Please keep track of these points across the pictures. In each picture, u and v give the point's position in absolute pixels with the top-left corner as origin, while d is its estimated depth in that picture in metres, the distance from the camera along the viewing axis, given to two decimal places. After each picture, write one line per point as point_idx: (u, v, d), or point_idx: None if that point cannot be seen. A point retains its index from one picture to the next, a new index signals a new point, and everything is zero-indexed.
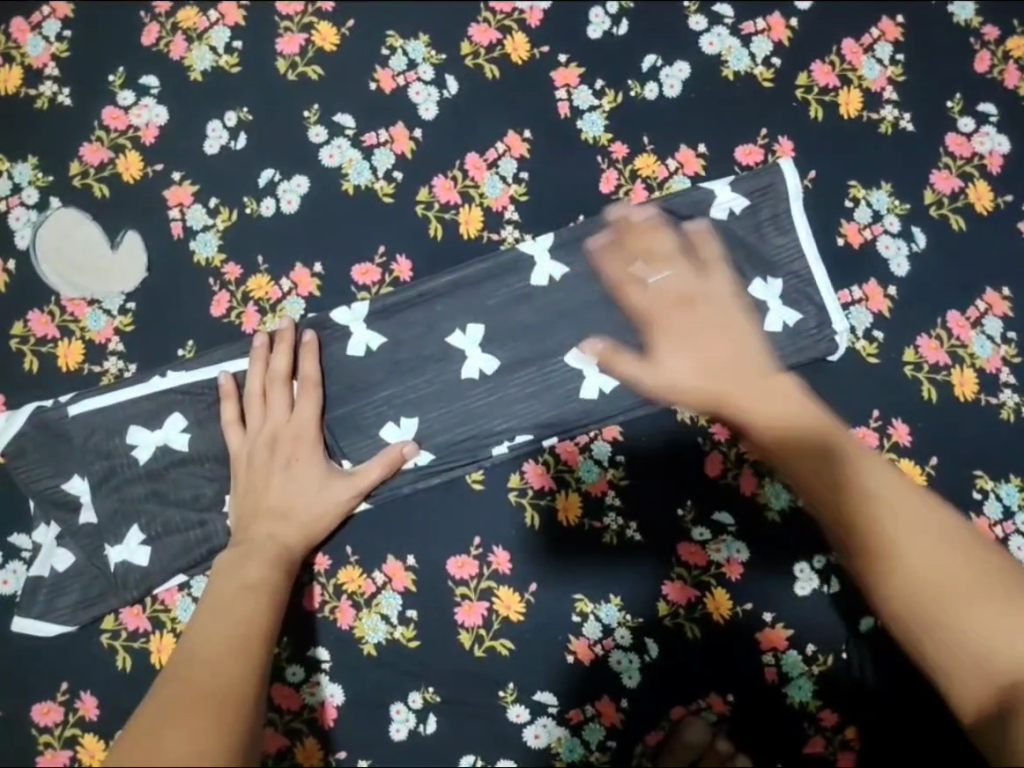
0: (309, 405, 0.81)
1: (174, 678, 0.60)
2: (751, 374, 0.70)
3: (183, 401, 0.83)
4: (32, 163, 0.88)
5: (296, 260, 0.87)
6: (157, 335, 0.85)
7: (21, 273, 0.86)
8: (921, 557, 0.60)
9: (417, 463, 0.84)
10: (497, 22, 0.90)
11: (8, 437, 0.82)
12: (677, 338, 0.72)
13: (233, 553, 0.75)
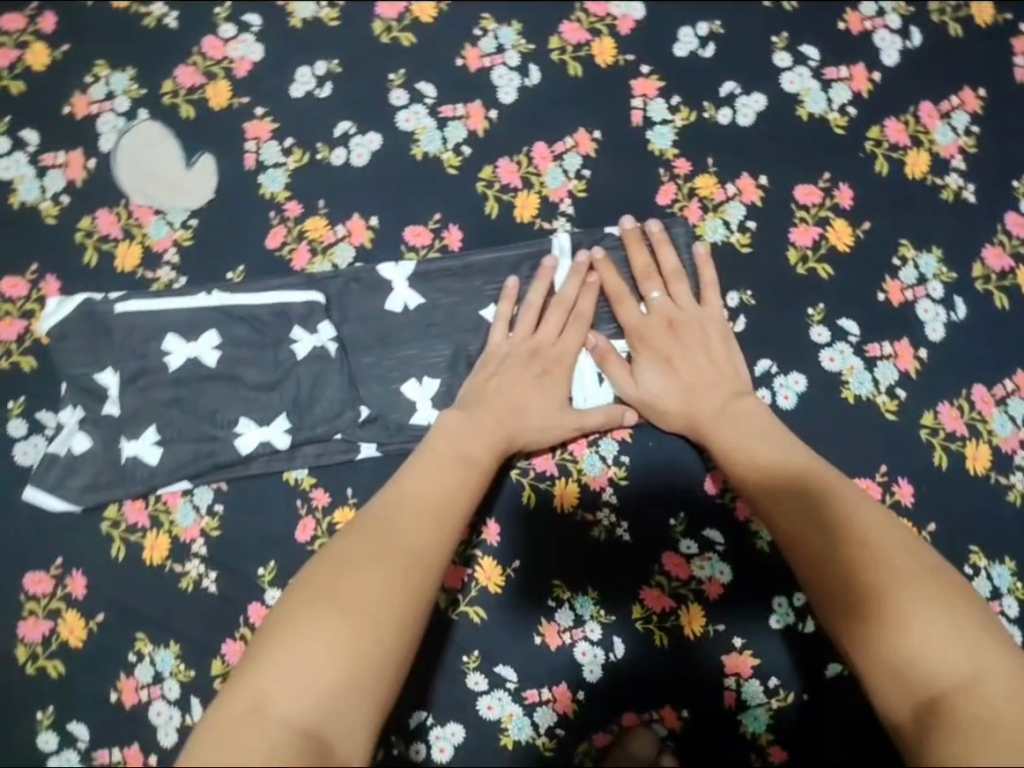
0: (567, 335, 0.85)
1: (284, 637, 0.58)
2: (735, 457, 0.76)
3: (220, 320, 0.86)
4: (129, 74, 0.92)
5: (354, 211, 0.91)
6: (211, 256, 0.90)
7: (99, 172, 0.91)
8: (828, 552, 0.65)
9: (430, 423, 0.86)
10: (589, 24, 0.93)
11: (54, 321, 0.87)
12: (659, 361, 0.84)
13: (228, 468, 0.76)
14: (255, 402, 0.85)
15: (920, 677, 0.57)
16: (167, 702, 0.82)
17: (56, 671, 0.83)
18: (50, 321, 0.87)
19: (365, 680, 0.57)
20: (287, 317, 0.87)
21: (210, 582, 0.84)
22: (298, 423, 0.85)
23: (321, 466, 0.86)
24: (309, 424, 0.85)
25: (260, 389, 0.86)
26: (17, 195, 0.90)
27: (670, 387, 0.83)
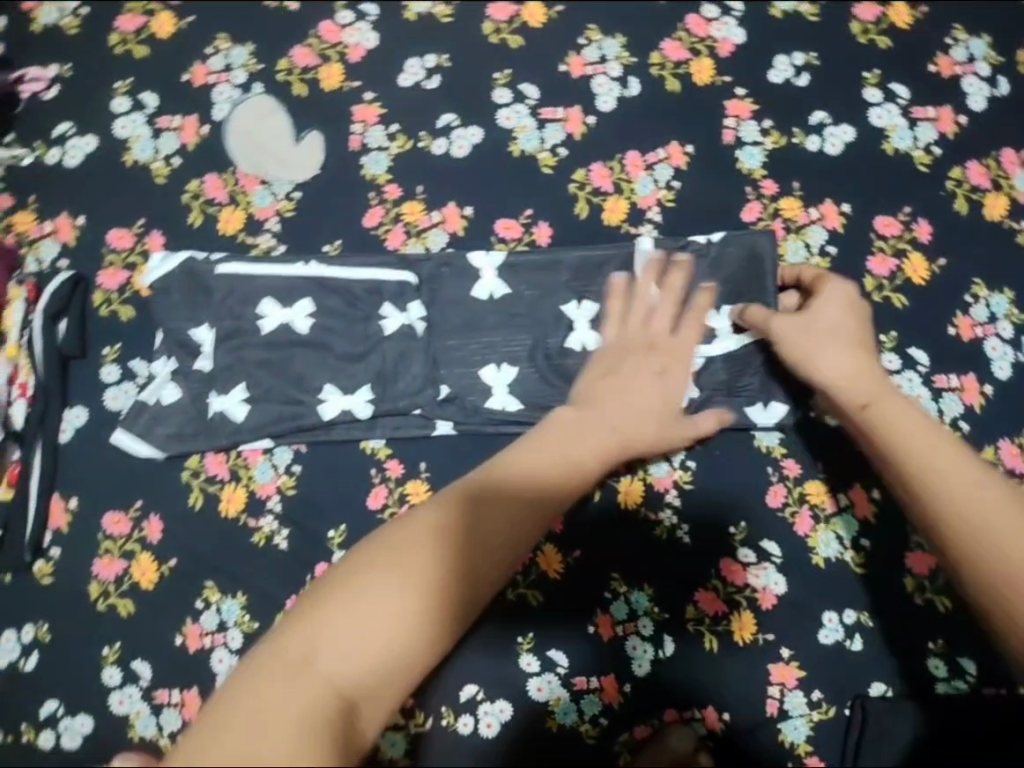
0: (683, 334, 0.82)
1: (335, 600, 0.56)
2: (905, 415, 0.72)
3: (314, 290, 0.90)
4: (249, 49, 0.96)
5: (449, 199, 0.94)
6: (309, 229, 0.93)
7: (211, 139, 0.95)
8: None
9: (504, 407, 0.89)
10: (690, 44, 0.97)
11: (156, 276, 0.90)
12: (829, 343, 0.77)
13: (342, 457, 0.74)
14: (341, 372, 0.89)
15: None
16: (228, 651, 0.85)
17: (127, 609, 0.86)
18: (152, 276, 0.90)
19: (389, 669, 0.54)
20: (378, 292, 0.90)
21: (281, 539, 0.87)
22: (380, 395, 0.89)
23: (399, 438, 0.89)
24: (391, 397, 0.89)
25: (346, 358, 0.89)
26: (131, 153, 0.94)
27: (841, 354, 0.76)
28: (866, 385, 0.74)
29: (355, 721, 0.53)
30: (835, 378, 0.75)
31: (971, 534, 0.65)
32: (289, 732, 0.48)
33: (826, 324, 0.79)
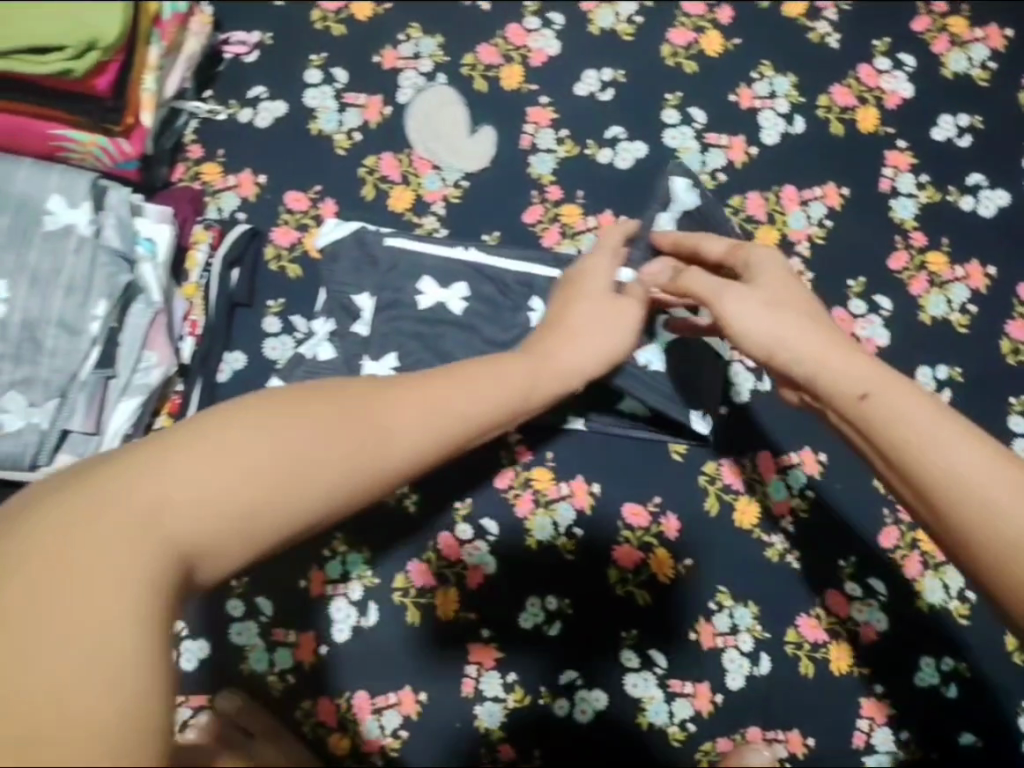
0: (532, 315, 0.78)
1: (80, 490, 0.44)
2: (917, 406, 0.56)
3: (471, 274, 0.94)
4: (437, 41, 1.01)
5: (607, 207, 0.98)
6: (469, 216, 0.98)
7: (391, 121, 1.00)
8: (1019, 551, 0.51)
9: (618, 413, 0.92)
10: (859, 92, 0.99)
11: (328, 240, 0.95)
12: (756, 299, 0.64)
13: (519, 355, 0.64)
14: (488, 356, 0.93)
15: None
16: (348, 601, 0.91)
17: None
18: (324, 239, 0.95)
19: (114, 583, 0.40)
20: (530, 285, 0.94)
21: (410, 502, 0.93)
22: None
23: (532, 424, 0.93)
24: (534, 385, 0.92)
25: (495, 342, 0.93)
26: (316, 123, 0.99)
27: (813, 331, 0.61)
28: (864, 371, 0.58)
29: (192, 578, 0.45)
30: (817, 362, 0.60)
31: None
32: (117, 659, 0.38)
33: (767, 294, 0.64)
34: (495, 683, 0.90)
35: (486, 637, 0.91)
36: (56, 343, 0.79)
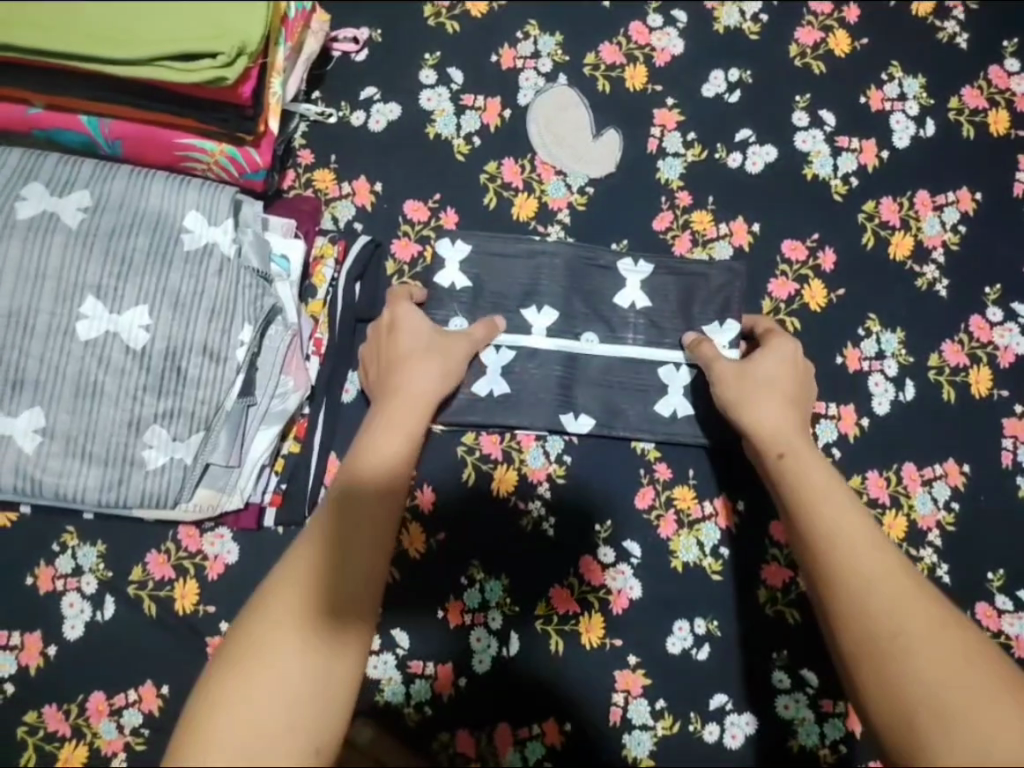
0: (482, 328, 0.86)
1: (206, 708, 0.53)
2: (818, 473, 0.69)
3: (601, 291, 0.91)
4: (557, 39, 0.97)
5: (740, 213, 0.94)
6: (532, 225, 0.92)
7: (512, 124, 0.95)
8: (847, 548, 0.62)
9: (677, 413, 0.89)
10: (989, 93, 0.97)
11: (448, 280, 0.89)
12: (782, 396, 0.77)
13: (766, 404, 0.76)
14: (581, 391, 0.89)
15: (911, 699, 0.54)
16: (487, 630, 0.86)
17: (393, 575, 0.87)
18: (445, 279, 0.89)
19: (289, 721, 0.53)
20: (666, 307, 0.91)
21: (549, 527, 0.88)
22: (591, 414, 0.89)
23: (663, 443, 0.89)
24: (620, 421, 0.89)
25: (569, 374, 0.90)
26: (434, 127, 0.95)
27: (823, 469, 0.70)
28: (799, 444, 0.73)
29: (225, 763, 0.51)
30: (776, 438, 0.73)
31: (899, 657, 0.56)
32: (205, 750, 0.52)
33: (764, 371, 0.79)
34: (643, 710, 0.85)
35: (632, 662, 0.86)
36: (200, 372, 0.72)
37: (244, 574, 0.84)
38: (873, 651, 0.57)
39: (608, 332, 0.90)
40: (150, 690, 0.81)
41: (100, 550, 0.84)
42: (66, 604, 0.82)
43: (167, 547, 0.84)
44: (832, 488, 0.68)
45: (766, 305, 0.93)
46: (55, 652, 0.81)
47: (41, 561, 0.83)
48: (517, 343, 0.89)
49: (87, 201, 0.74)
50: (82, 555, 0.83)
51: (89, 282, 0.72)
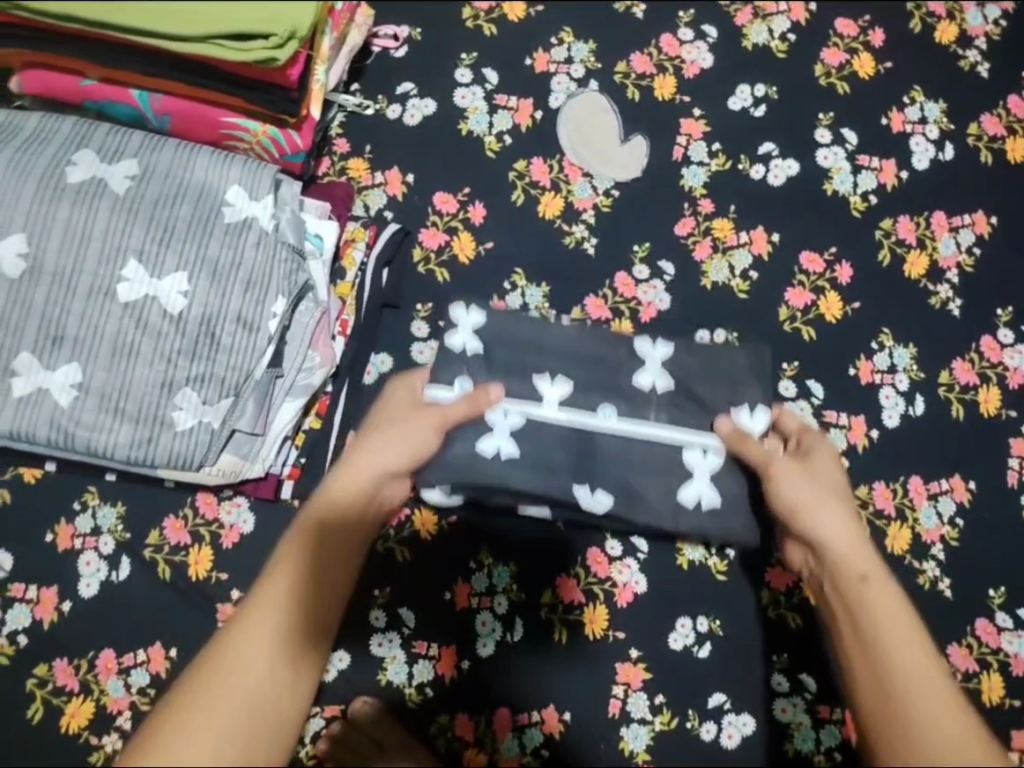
0: (461, 405, 0.82)
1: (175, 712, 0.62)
2: (836, 510, 0.78)
3: (621, 364, 0.89)
4: (590, 47, 1.00)
5: (760, 223, 0.97)
6: (549, 328, 0.89)
7: (543, 126, 0.98)
8: (859, 584, 0.73)
9: (699, 501, 0.85)
10: (1009, 122, 1.00)
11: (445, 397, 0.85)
12: (825, 488, 0.80)
13: (816, 491, 0.78)
14: (599, 467, 0.86)
15: (905, 724, 0.64)
16: (492, 615, 0.88)
17: (402, 555, 0.89)
18: (457, 342, 0.87)
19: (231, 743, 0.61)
20: (689, 393, 0.88)
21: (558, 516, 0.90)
22: (610, 492, 0.85)
23: (682, 531, 0.85)
24: (640, 499, 0.85)
25: (586, 448, 0.86)
26: (466, 123, 0.98)
27: (843, 517, 0.77)
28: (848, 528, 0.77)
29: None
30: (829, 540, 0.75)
31: (900, 688, 0.66)
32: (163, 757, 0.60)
33: (813, 468, 0.82)
34: (642, 705, 0.86)
35: (633, 656, 0.87)
36: (233, 339, 0.75)
37: (258, 543, 0.85)
38: (883, 689, 0.67)
39: (627, 408, 0.87)
40: (159, 651, 0.82)
41: (120, 511, 0.86)
42: (83, 562, 0.84)
43: (184, 512, 0.86)
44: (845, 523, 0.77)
45: (783, 314, 0.95)
46: (69, 608, 0.83)
47: (61, 519, 0.85)
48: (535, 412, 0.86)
49: (135, 169, 0.77)
50: (102, 515, 0.85)
51: (133, 247, 0.75)
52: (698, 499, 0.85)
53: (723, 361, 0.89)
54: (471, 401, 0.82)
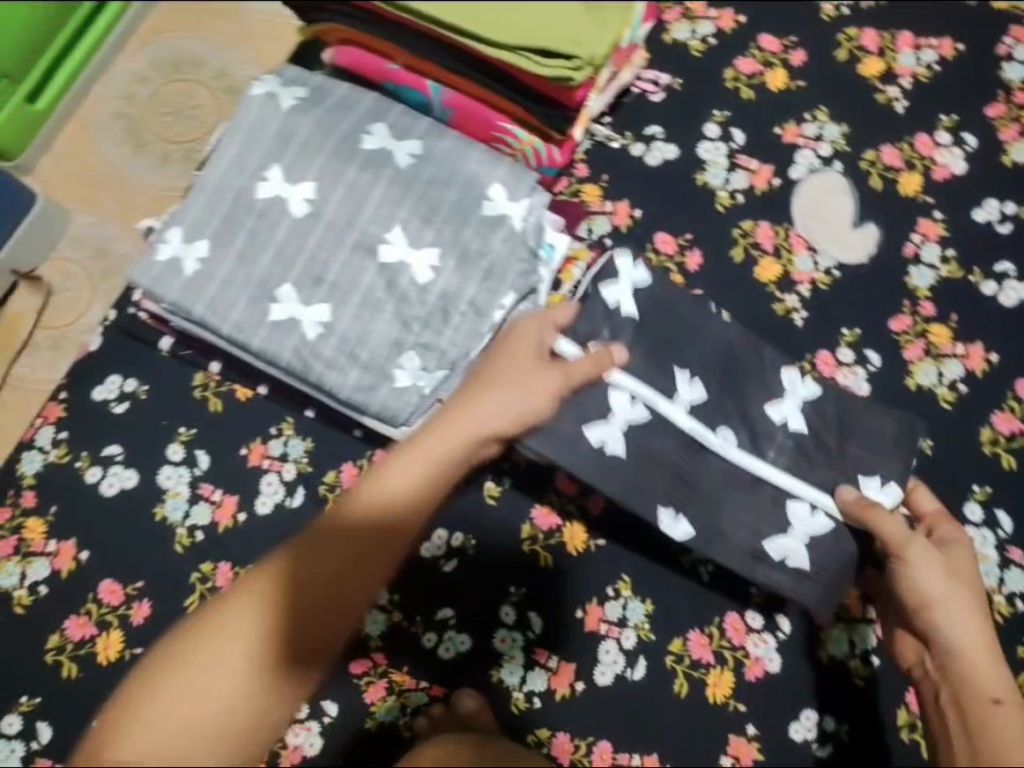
0: (585, 360, 0.77)
1: (157, 680, 0.58)
2: (971, 628, 0.71)
3: (755, 381, 0.83)
4: (843, 129, 1.00)
5: (980, 338, 0.95)
6: (693, 327, 0.84)
7: (779, 195, 0.99)
8: (1003, 725, 0.66)
9: (784, 559, 0.79)
10: None
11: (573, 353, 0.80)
12: (953, 574, 0.74)
13: (947, 580, 0.73)
14: (696, 494, 0.80)
15: None
16: (618, 647, 0.89)
17: (546, 561, 0.91)
18: (610, 295, 0.82)
19: (211, 729, 0.57)
20: (819, 445, 0.82)
21: (705, 571, 0.90)
22: (694, 519, 0.80)
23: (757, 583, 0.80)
24: (723, 535, 0.80)
25: (692, 470, 0.80)
26: (703, 175, 1.00)
27: (977, 626, 0.71)
28: (964, 622, 0.71)
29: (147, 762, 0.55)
30: (957, 641, 0.70)
31: None
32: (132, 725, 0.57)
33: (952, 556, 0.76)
34: None
35: (750, 732, 0.87)
36: (462, 320, 0.81)
37: None
38: None
39: (747, 440, 0.81)
40: None
41: (308, 445, 0.93)
42: (264, 481, 0.92)
43: (360, 462, 0.92)
44: (982, 644, 0.70)
45: (985, 435, 0.92)
46: (243, 520, 0.90)
47: (256, 438, 0.93)
48: (654, 404, 0.80)
49: (418, 149, 0.84)
50: (292, 444, 0.93)
51: (399, 218, 0.83)
52: (786, 557, 0.79)
53: (863, 418, 0.82)
54: (595, 359, 0.77)
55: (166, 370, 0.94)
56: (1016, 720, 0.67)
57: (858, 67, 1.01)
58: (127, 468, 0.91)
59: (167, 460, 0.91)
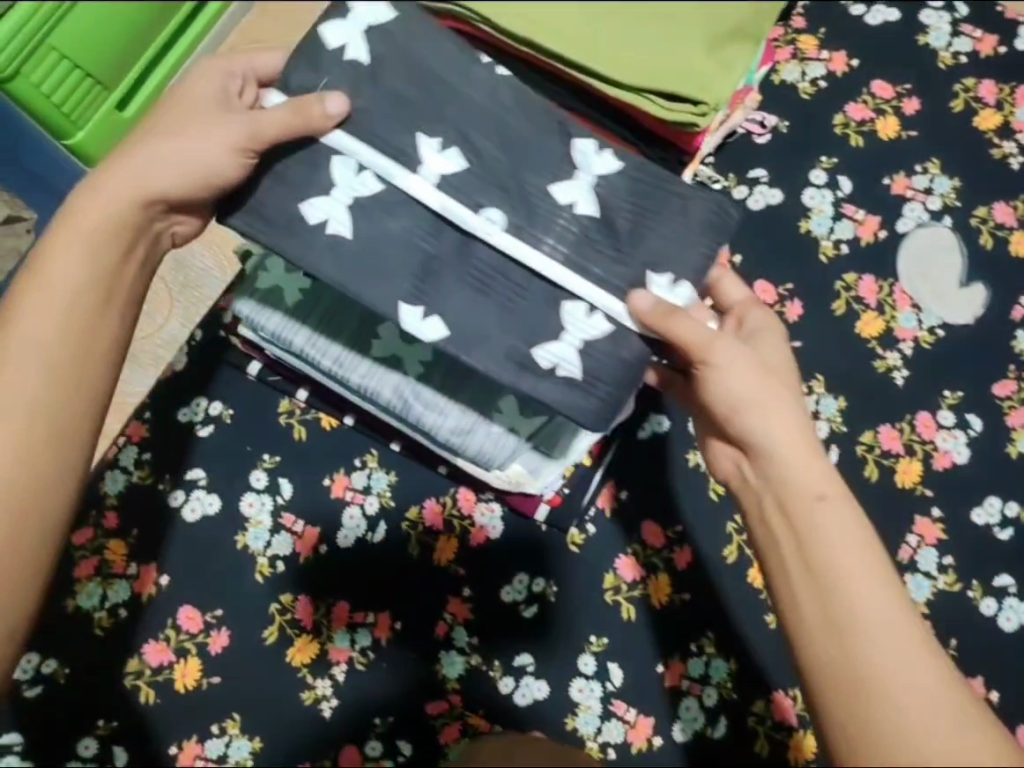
0: (286, 108, 0.60)
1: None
2: (783, 421, 0.60)
3: (608, 204, 0.63)
4: (955, 184, 0.97)
5: None
6: (490, 83, 0.64)
7: (885, 247, 0.97)
8: (817, 517, 0.56)
9: (560, 369, 0.60)
10: None
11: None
12: (755, 368, 0.62)
13: (754, 381, 0.61)
14: (495, 298, 0.60)
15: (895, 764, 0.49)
16: (698, 704, 0.87)
17: (628, 613, 0.90)
18: (566, 192, 0.62)
19: (22, 550, 0.58)
20: (609, 228, 0.62)
21: None
22: (446, 311, 0.60)
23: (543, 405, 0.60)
24: (486, 341, 0.60)
25: (477, 268, 0.61)
26: (807, 222, 0.97)
27: (815, 457, 0.59)
28: (823, 476, 0.58)
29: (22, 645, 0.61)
30: (778, 446, 0.59)
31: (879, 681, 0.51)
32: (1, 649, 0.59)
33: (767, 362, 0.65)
34: None
35: None
36: None
37: (501, 551, 0.90)
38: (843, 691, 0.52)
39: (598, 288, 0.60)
40: (387, 621, 0.88)
41: (391, 479, 0.91)
42: (347, 514, 0.90)
43: (444, 499, 0.91)
44: (792, 422, 0.60)
45: None
46: (325, 552, 0.89)
47: (341, 468, 0.92)
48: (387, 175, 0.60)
49: None
50: (376, 477, 0.91)
51: None
52: (556, 365, 0.60)
53: (665, 213, 0.63)
54: (297, 106, 0.60)
55: (253, 393, 0.93)
56: (866, 567, 0.54)
57: (974, 119, 0.98)
58: (211, 493, 0.90)
59: (251, 486, 0.91)
